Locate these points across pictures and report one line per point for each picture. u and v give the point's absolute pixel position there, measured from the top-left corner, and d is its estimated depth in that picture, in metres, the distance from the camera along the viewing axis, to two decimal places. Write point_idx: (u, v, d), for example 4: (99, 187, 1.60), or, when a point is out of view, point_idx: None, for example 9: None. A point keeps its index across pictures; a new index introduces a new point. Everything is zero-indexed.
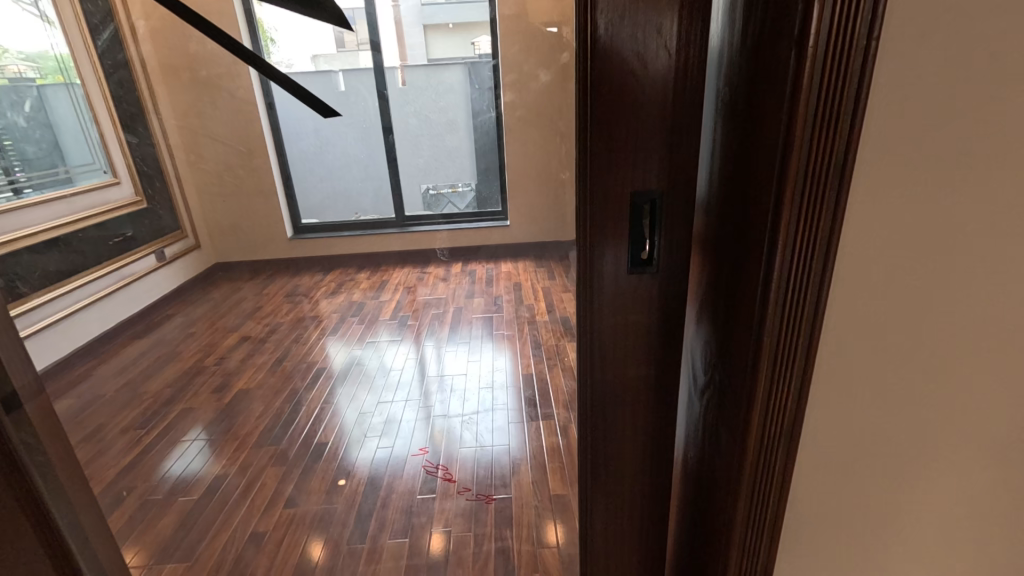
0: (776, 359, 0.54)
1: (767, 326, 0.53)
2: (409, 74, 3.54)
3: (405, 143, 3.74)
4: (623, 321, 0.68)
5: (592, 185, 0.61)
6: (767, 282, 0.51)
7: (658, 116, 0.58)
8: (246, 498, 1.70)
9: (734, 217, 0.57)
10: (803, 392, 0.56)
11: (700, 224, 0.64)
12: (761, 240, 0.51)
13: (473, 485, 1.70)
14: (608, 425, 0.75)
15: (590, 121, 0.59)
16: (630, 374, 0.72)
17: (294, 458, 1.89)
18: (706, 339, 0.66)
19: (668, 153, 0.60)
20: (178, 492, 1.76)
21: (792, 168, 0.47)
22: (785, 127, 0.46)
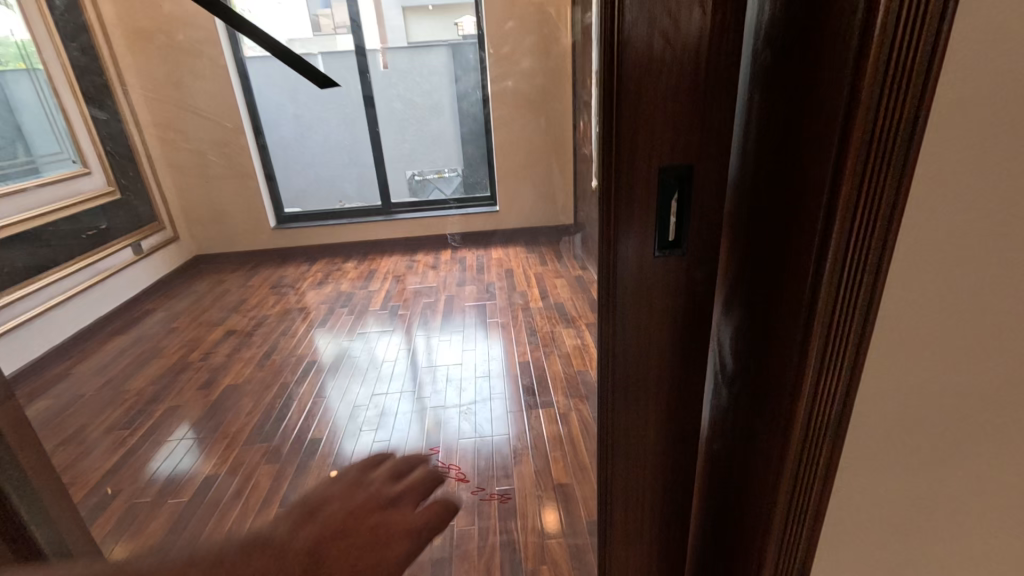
0: (829, 344, 0.50)
1: (820, 308, 0.49)
2: (391, 57, 3.12)
3: (388, 125, 3.20)
4: (648, 309, 0.63)
5: (616, 162, 0.56)
6: (822, 259, 0.47)
7: (691, 86, 0.53)
8: (239, 498, 1.64)
9: (775, 193, 0.52)
10: (855, 378, 0.52)
11: (732, 205, 0.59)
12: (817, 214, 0.46)
13: (484, 483, 1.64)
14: (633, 419, 0.70)
15: (615, 90, 0.53)
16: (654, 366, 0.67)
17: (287, 455, 1.82)
18: (740, 327, 0.62)
19: (701, 126, 0.54)
20: (168, 494, 1.69)
21: (856, 136, 0.42)
22: (850, 88, 0.42)
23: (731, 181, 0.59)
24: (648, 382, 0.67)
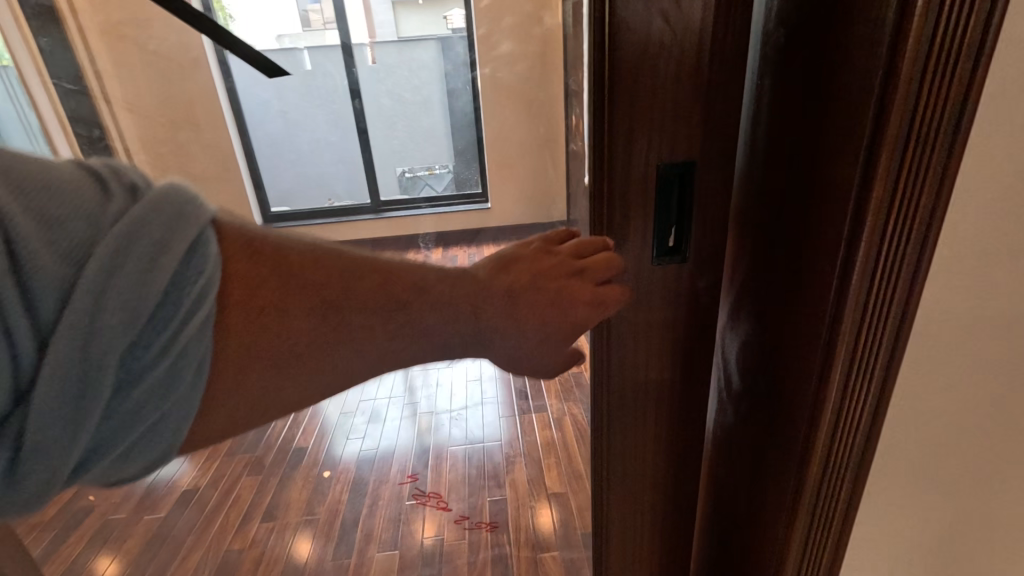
0: (853, 365, 0.45)
1: (845, 326, 0.43)
2: (380, 52, 3.22)
3: (378, 120, 3.36)
4: (645, 325, 0.57)
5: (610, 163, 0.49)
6: (847, 272, 0.41)
7: (693, 77, 0.46)
8: (220, 512, 1.60)
9: (790, 196, 0.46)
10: (881, 401, 0.47)
11: (739, 210, 0.53)
12: (841, 220, 0.40)
13: (468, 513, 1.54)
14: (631, 445, 0.64)
15: (607, 82, 0.46)
16: (652, 387, 0.61)
17: (270, 466, 1.76)
18: (748, 344, 0.56)
19: (705, 121, 0.48)
20: (143, 509, 1.63)
21: (891, 131, 0.37)
22: (884, 74, 0.36)
23: (738, 182, 0.52)
24: (646, 405, 0.61)
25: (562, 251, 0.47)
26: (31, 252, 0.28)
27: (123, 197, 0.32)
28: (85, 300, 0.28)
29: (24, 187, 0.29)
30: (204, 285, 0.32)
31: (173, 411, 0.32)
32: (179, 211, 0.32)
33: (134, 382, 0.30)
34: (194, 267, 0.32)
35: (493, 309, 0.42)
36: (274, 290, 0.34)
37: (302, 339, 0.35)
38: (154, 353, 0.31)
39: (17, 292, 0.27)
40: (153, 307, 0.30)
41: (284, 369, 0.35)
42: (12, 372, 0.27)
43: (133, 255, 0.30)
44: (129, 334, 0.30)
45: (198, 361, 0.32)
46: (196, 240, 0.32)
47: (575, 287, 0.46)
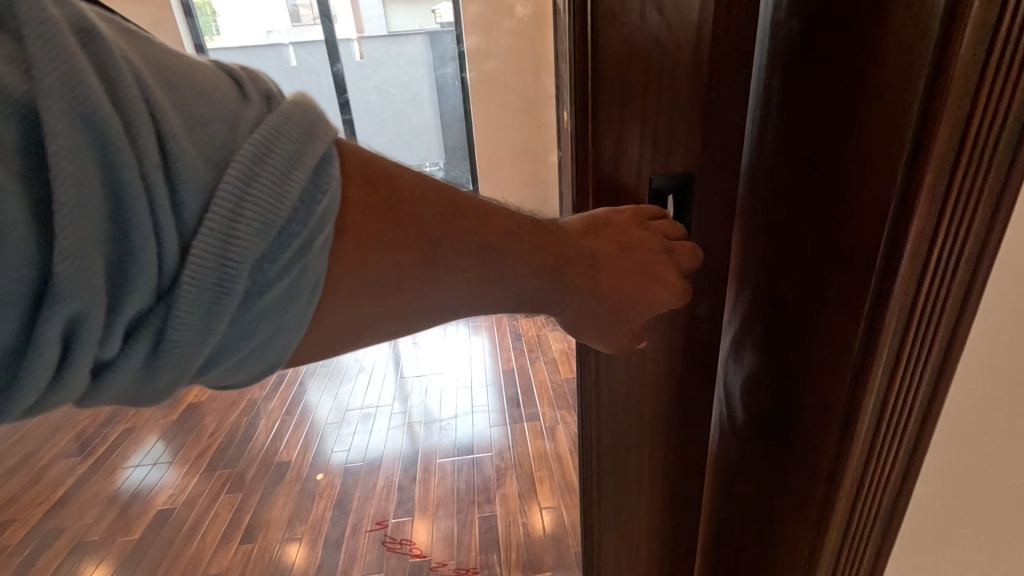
0: (882, 420, 0.37)
1: (876, 372, 0.35)
2: (367, 47, 2.99)
3: (368, 122, 3.13)
4: (638, 356, 0.50)
5: (595, 175, 0.42)
6: (881, 307, 0.34)
7: (691, 73, 0.40)
8: (197, 532, 1.53)
9: (808, 214, 0.39)
10: (911, 467, 0.38)
11: (744, 228, 0.46)
12: (875, 243, 0.33)
13: (454, 539, 1.45)
14: (623, 486, 0.57)
15: (588, 79, 0.39)
16: (646, 424, 0.54)
17: (251, 481, 1.69)
18: (752, 383, 0.48)
19: (703, 127, 0.41)
20: (116, 531, 1.55)
21: (938, 145, 0.29)
22: (933, 65, 0.29)
23: (742, 196, 0.45)
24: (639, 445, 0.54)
25: (653, 226, 0.40)
26: (178, 142, 0.24)
27: (261, 103, 0.27)
28: (231, 201, 0.24)
29: (172, 78, 0.25)
30: (330, 201, 0.27)
31: (284, 327, 0.27)
32: (313, 126, 0.28)
33: (261, 302, 0.26)
34: (327, 181, 0.27)
35: (574, 279, 0.37)
36: (390, 213, 0.30)
37: (394, 277, 0.30)
38: (283, 267, 0.26)
39: (165, 181, 0.23)
40: (290, 217, 0.25)
41: (375, 302, 0.30)
42: (155, 269, 0.23)
43: (278, 160, 0.25)
44: (267, 242, 0.25)
45: (312, 284, 0.27)
46: (328, 153, 0.28)
47: (662, 269, 0.39)
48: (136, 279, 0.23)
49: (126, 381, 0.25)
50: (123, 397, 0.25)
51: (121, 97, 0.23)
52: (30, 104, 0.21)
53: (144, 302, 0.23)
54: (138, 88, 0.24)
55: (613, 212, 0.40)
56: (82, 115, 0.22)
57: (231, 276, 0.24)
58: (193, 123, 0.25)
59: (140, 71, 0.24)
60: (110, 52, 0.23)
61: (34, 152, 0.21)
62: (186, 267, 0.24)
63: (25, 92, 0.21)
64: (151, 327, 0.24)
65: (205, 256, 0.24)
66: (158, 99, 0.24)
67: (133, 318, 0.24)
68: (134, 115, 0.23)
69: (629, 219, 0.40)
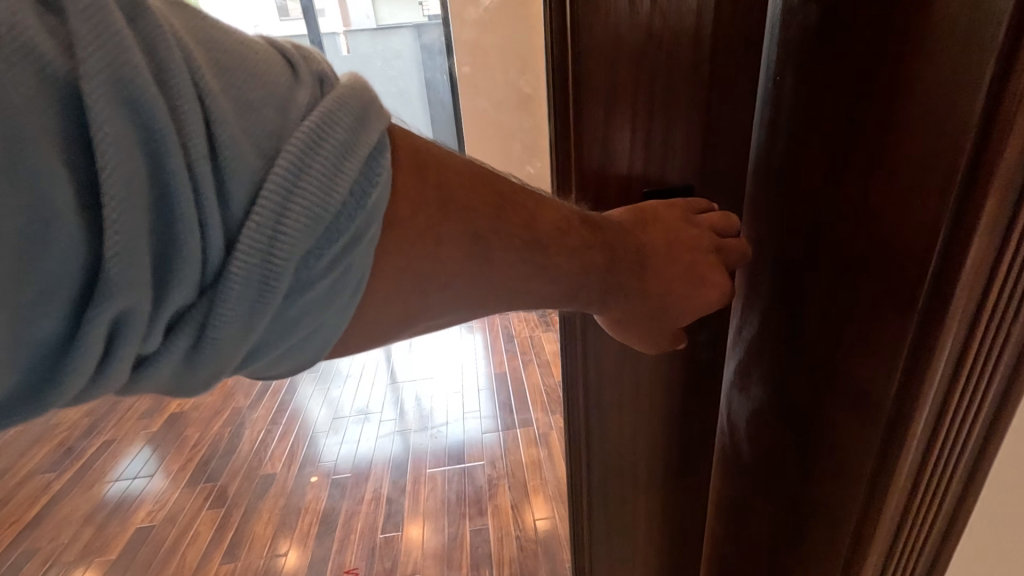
0: (921, 477, 0.31)
1: (918, 425, 0.30)
2: (354, 41, 2.84)
3: None
4: (632, 402, 0.43)
5: (579, 182, 0.37)
6: (926, 354, 0.28)
7: (689, 70, 0.33)
8: (177, 552, 1.47)
9: (831, 231, 0.33)
10: (949, 536, 0.33)
11: (755, 245, 0.39)
12: (920, 273, 0.28)
13: (444, 555, 1.40)
14: (617, 540, 0.50)
15: (570, 70, 0.34)
16: (640, 473, 0.46)
17: (234, 496, 1.63)
18: (758, 422, 0.42)
19: (702, 133, 0.35)
20: (91, 553, 1.49)
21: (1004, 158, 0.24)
22: (1001, 62, 0.23)
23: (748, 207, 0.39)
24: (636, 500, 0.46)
25: (705, 222, 0.34)
26: (224, 121, 0.20)
27: (312, 82, 0.23)
28: (282, 191, 0.20)
29: (218, 47, 0.21)
30: (382, 194, 0.23)
31: (328, 328, 0.23)
32: (369, 110, 0.24)
33: (307, 304, 0.22)
34: (380, 172, 0.23)
35: (621, 273, 0.32)
36: (445, 199, 0.25)
37: (431, 270, 0.26)
38: (330, 266, 0.22)
39: (212, 166, 0.20)
40: (342, 209, 0.22)
41: (405, 299, 0.26)
42: (199, 263, 0.20)
43: (334, 146, 0.22)
44: (319, 237, 0.21)
45: (357, 282, 0.23)
46: (384, 140, 0.24)
47: (711, 266, 0.34)
48: (178, 273, 0.19)
49: (164, 378, 0.21)
50: (164, 389, 0.22)
51: (163, 71, 0.19)
52: (68, 76, 0.17)
53: (185, 297, 0.20)
54: (183, 58, 0.20)
55: (663, 204, 0.34)
56: (124, 95, 0.18)
57: (277, 276, 0.20)
58: (239, 99, 0.21)
59: (186, 43, 0.20)
60: (152, 17, 0.19)
61: (67, 130, 0.17)
62: (232, 263, 0.20)
63: (64, 62, 0.17)
64: (193, 324, 0.20)
65: (250, 250, 0.20)
66: (206, 80, 0.20)
67: (175, 315, 0.20)
68: (178, 91, 0.19)
69: (679, 212, 0.34)
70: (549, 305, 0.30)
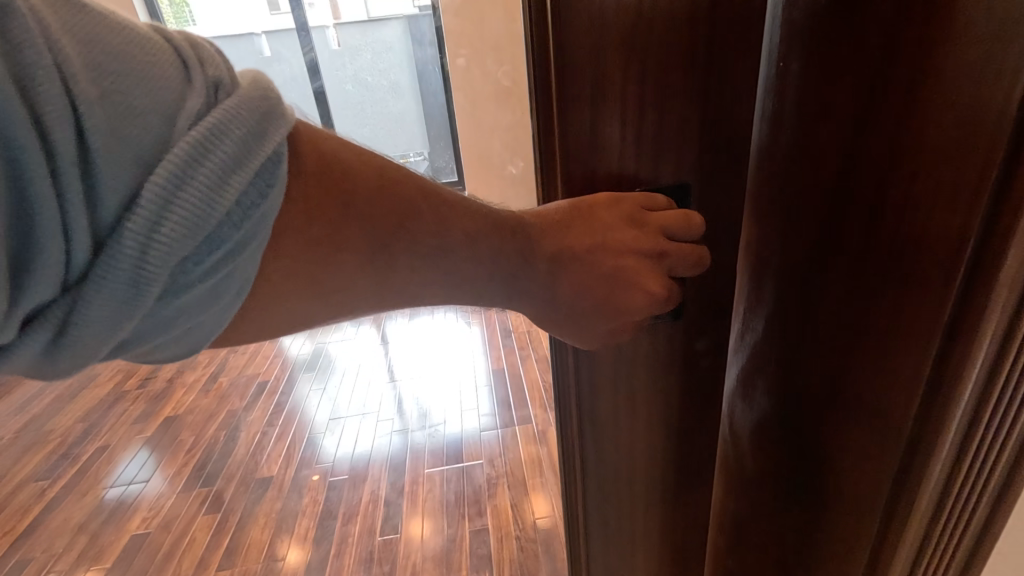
0: (950, 491, 0.30)
1: (942, 449, 0.29)
2: (344, 35, 2.75)
3: (346, 114, 2.90)
4: (629, 411, 0.40)
5: (565, 175, 0.34)
6: (956, 371, 0.27)
7: (681, 52, 0.30)
8: (171, 561, 1.44)
9: (849, 238, 0.30)
10: (977, 553, 0.32)
11: (752, 254, 0.34)
12: (945, 280, 0.27)
13: (443, 558, 1.38)
14: (617, 554, 0.47)
15: (551, 60, 0.31)
16: (639, 488, 0.43)
17: (231, 501, 1.61)
18: (761, 449, 0.37)
19: (697, 123, 0.32)
20: (86, 560, 1.47)
21: None
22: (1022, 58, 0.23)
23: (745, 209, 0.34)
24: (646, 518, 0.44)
25: (650, 223, 0.32)
26: (97, 125, 0.18)
27: (205, 86, 0.22)
28: (161, 198, 0.19)
29: (95, 42, 0.19)
30: (272, 203, 0.22)
31: (206, 328, 0.23)
32: (271, 118, 0.22)
33: (181, 305, 0.21)
34: (273, 183, 0.22)
35: (539, 265, 0.32)
36: (354, 207, 0.26)
37: (345, 280, 0.27)
38: (209, 270, 0.21)
39: (81, 168, 0.18)
40: (225, 219, 0.21)
41: (327, 304, 0.27)
42: (61, 263, 0.18)
43: (226, 155, 0.20)
44: (197, 244, 0.20)
45: (240, 284, 0.23)
46: (280, 150, 0.23)
47: (641, 273, 0.33)
48: (36, 273, 0.18)
49: (17, 369, 0.20)
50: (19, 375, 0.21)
51: (28, 71, 0.17)
52: None
53: (44, 297, 0.19)
54: (51, 57, 0.18)
55: (607, 198, 0.32)
56: None
57: (149, 283, 0.19)
58: (115, 99, 0.19)
59: (50, 29, 0.18)
60: (13, 9, 0.17)
61: None
62: (101, 268, 0.19)
63: None
64: (54, 320, 0.19)
65: (120, 256, 0.19)
66: (77, 78, 0.18)
67: (31, 311, 0.19)
68: (40, 93, 0.17)
69: (623, 211, 0.32)
70: (492, 301, 0.32)
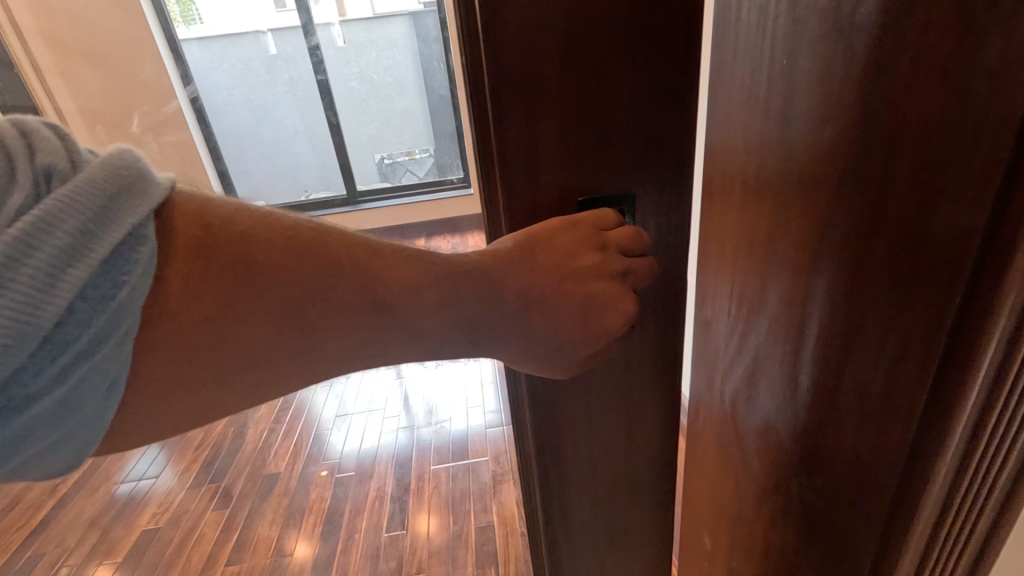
0: (942, 517, 0.29)
1: (935, 478, 0.28)
2: (349, 31, 2.75)
3: (350, 112, 2.90)
4: (594, 416, 0.41)
5: (507, 195, 0.33)
6: (957, 389, 0.25)
7: (612, 48, 0.30)
8: (180, 556, 1.46)
9: (866, 238, 0.29)
10: None
11: (784, 234, 0.35)
12: (936, 307, 0.25)
13: (449, 553, 1.38)
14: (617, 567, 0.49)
15: (484, 66, 0.29)
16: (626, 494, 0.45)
17: (239, 496, 1.62)
18: (783, 427, 0.38)
19: (633, 127, 0.32)
20: (98, 555, 1.49)
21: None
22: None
23: (734, 198, 0.40)
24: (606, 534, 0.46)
25: (610, 244, 0.33)
26: None
27: (36, 176, 0.23)
28: None
29: None
30: (128, 293, 0.24)
31: (85, 432, 0.25)
32: (119, 199, 0.24)
33: (38, 408, 0.23)
34: (128, 270, 0.24)
35: (501, 308, 0.33)
36: (275, 264, 0.27)
37: (255, 348, 0.27)
38: (60, 374, 0.23)
39: None
40: (63, 321, 0.22)
41: (242, 377, 0.28)
42: None
43: (53, 252, 0.22)
44: (30, 348, 0.22)
45: (110, 381, 0.24)
46: (127, 235, 0.24)
47: (609, 300, 0.34)
48: None
49: None
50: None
51: None
52: None
53: None
54: None
55: (565, 223, 0.32)
56: None
57: None
58: None
59: None
60: None
61: None
62: None
63: None
64: None
65: None
66: None
67: None
68: None
69: (582, 234, 0.32)
70: (460, 349, 0.33)
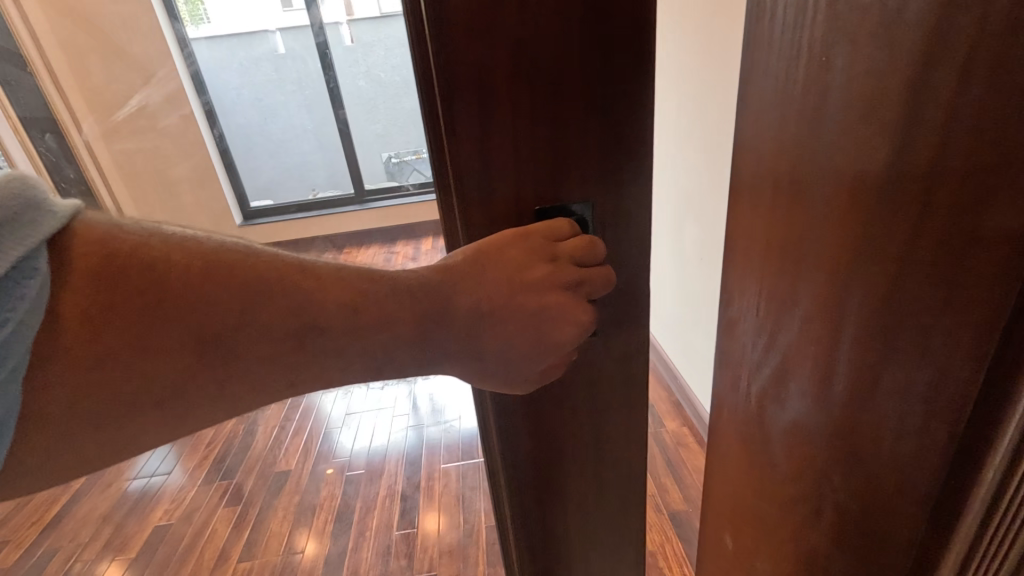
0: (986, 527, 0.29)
1: (982, 485, 0.28)
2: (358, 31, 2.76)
3: (358, 112, 2.91)
4: (554, 434, 0.41)
5: (462, 205, 0.33)
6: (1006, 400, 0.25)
7: (563, 60, 0.30)
8: (193, 551, 1.47)
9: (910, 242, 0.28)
10: None
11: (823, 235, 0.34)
12: (981, 317, 0.25)
13: (460, 551, 1.38)
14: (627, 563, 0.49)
15: (435, 77, 0.29)
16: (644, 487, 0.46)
17: (250, 494, 1.63)
18: (818, 427, 0.38)
19: (588, 134, 0.32)
20: (110, 551, 1.50)
21: None
22: None
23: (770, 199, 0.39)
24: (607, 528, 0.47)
25: (560, 254, 0.33)
26: None
27: None
28: None
29: None
30: (25, 319, 0.23)
31: None
32: (9, 227, 0.23)
33: None
34: (22, 294, 0.23)
35: (450, 322, 0.32)
36: (201, 284, 0.27)
37: (179, 370, 0.27)
38: None
39: None
40: None
41: (176, 398, 0.27)
42: None
43: None
44: None
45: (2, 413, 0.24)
46: (22, 260, 0.24)
47: (554, 312, 0.33)
48: None
49: None
50: None
51: None
52: None
53: None
54: None
55: (515, 236, 0.32)
56: None
57: None
58: None
59: None
60: None
61: None
62: None
63: None
64: None
65: None
66: None
67: None
68: None
69: (529, 246, 0.32)
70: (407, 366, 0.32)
